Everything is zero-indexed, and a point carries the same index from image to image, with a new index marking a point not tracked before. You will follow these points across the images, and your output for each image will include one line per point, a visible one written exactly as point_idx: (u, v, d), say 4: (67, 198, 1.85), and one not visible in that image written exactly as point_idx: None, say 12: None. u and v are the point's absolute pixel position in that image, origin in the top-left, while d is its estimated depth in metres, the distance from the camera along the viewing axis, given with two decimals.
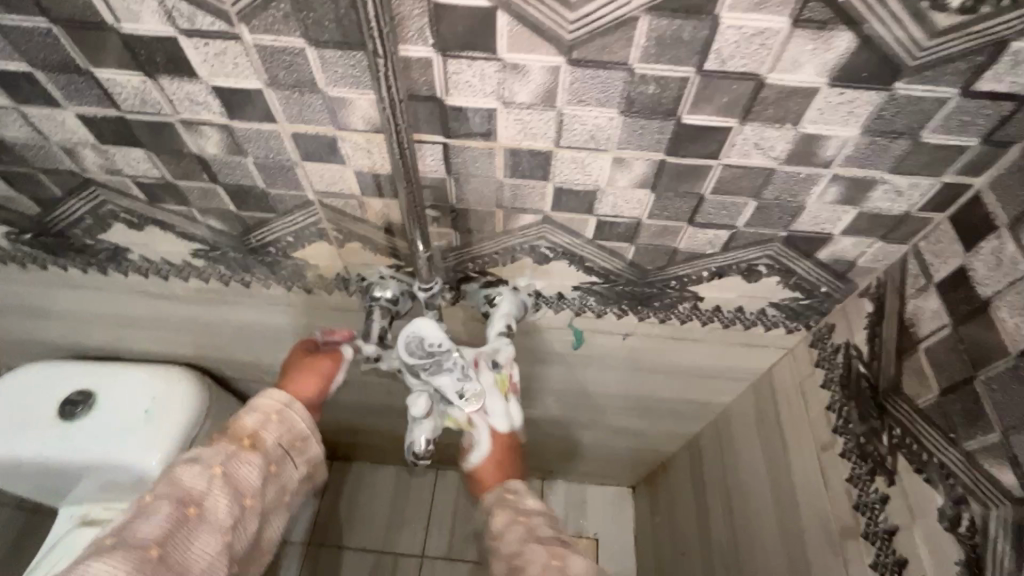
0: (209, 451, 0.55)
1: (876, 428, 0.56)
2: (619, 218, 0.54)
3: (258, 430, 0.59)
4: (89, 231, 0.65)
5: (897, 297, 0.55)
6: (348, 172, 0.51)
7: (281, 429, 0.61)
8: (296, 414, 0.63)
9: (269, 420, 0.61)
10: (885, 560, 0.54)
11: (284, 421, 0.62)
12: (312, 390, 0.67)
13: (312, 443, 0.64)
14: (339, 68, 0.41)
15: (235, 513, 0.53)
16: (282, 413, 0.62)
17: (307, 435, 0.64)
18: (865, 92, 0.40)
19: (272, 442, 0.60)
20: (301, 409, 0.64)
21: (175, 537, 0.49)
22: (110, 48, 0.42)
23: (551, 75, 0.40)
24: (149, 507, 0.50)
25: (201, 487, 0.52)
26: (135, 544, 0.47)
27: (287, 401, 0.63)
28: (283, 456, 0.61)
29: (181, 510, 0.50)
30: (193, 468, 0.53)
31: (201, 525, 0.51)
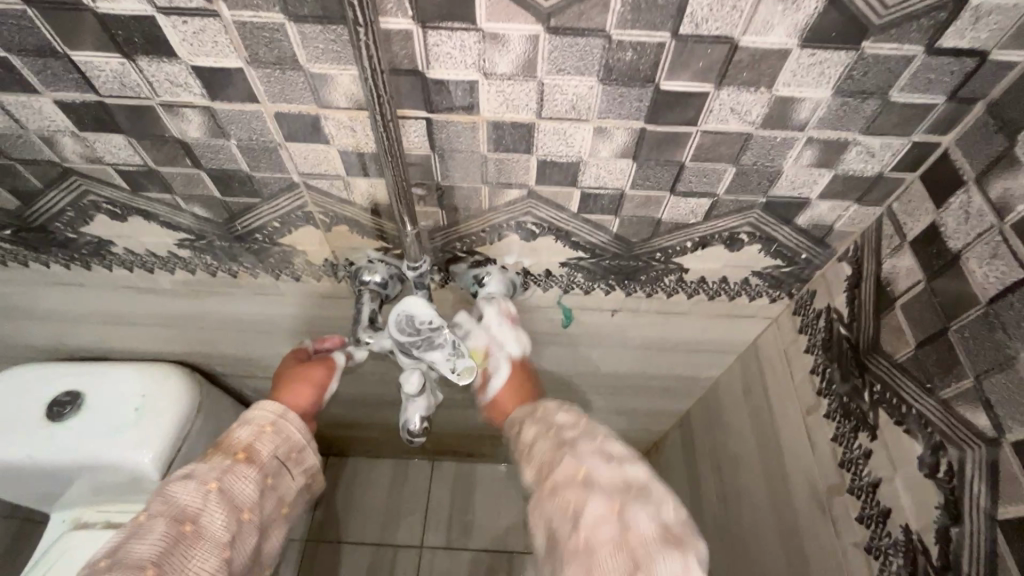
0: (203, 467, 0.57)
1: (857, 387, 0.58)
2: (603, 190, 0.55)
3: (252, 443, 0.61)
4: (71, 224, 0.64)
5: (874, 258, 0.56)
6: (333, 152, 0.52)
7: (277, 441, 0.63)
8: (291, 425, 0.65)
9: (263, 432, 0.63)
10: (870, 512, 0.55)
11: (278, 433, 0.64)
12: (307, 399, 0.69)
13: (308, 453, 0.66)
14: (320, 43, 0.42)
15: (233, 528, 0.55)
16: (276, 425, 0.64)
17: (302, 446, 0.66)
18: (835, 53, 0.41)
19: (267, 454, 0.62)
20: (296, 419, 0.66)
21: (170, 556, 0.51)
22: (87, 29, 0.41)
23: (530, 45, 0.41)
24: (143, 529, 0.52)
25: (197, 503, 0.54)
26: (130, 564, 0.49)
27: (279, 412, 0.65)
28: (279, 468, 0.62)
29: (178, 528, 0.52)
30: (189, 486, 0.55)
31: (196, 542, 0.52)
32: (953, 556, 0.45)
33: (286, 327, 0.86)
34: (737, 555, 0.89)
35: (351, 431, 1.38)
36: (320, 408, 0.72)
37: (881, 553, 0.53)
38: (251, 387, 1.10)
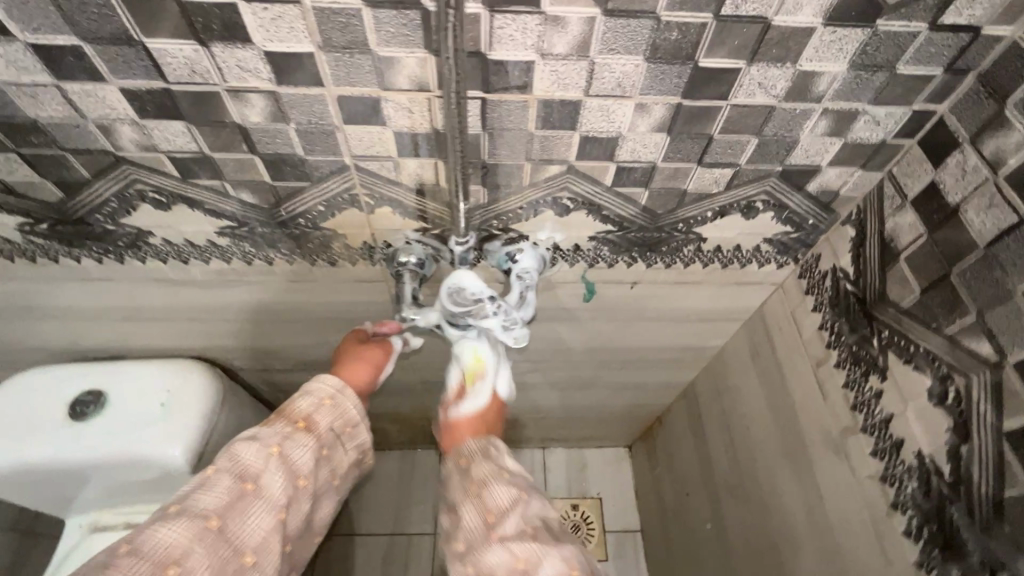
0: (267, 431, 0.65)
1: (866, 335, 0.65)
2: (637, 163, 0.59)
3: (313, 414, 0.69)
4: (112, 216, 0.65)
5: (877, 218, 0.63)
6: (388, 133, 0.54)
7: (333, 414, 0.71)
8: (347, 401, 0.73)
9: (323, 404, 0.70)
10: (883, 445, 0.62)
11: (336, 406, 0.71)
12: (363, 378, 0.78)
13: (360, 429, 0.74)
14: (391, 27, 0.45)
15: (289, 491, 0.63)
16: (334, 398, 0.72)
17: (356, 422, 0.73)
18: (852, 30, 0.46)
19: (325, 426, 0.69)
20: (351, 394, 0.74)
21: (232, 509, 0.58)
22: (168, 15, 0.43)
23: (587, 26, 0.45)
24: (210, 481, 0.59)
25: (259, 464, 0.62)
26: (199, 512, 0.56)
27: (338, 387, 0.73)
28: (334, 439, 0.70)
29: (239, 485, 0.59)
30: (252, 448, 0.62)
31: (256, 499, 0.60)
32: (965, 471, 0.52)
33: (314, 314, 0.87)
34: (747, 508, 0.95)
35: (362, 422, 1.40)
36: (374, 388, 0.80)
37: (896, 479, 0.60)
38: (269, 380, 1.11)
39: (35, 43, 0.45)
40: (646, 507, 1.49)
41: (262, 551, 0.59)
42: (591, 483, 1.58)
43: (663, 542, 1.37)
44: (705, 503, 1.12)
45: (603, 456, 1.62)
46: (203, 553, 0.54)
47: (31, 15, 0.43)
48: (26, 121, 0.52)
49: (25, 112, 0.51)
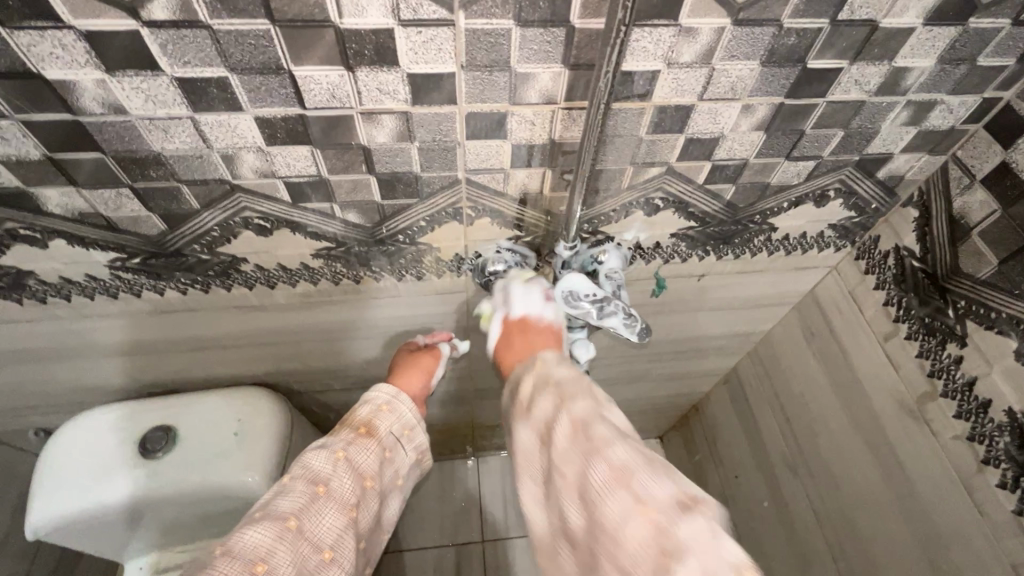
0: (333, 439, 0.65)
1: (939, 308, 0.70)
2: (730, 161, 0.63)
3: (372, 420, 0.70)
4: (209, 245, 0.64)
5: (942, 198, 0.68)
6: (506, 146, 0.56)
7: (392, 418, 0.71)
8: (403, 406, 0.73)
9: (381, 410, 0.71)
10: (969, 406, 0.68)
11: (394, 412, 0.72)
12: (417, 384, 0.78)
13: (418, 431, 0.74)
14: (535, 44, 0.47)
15: (356, 492, 0.62)
16: (390, 404, 0.72)
17: (413, 424, 0.74)
18: (946, 29, 0.51)
19: (384, 430, 0.70)
20: (407, 400, 0.74)
21: (309, 511, 0.57)
22: (323, 44, 0.44)
23: (715, 35, 0.48)
24: (286, 488, 0.58)
25: (327, 470, 0.61)
26: (278, 515, 0.55)
27: (393, 394, 0.73)
28: (395, 443, 0.71)
29: (312, 489, 0.59)
30: (320, 455, 0.62)
31: (329, 502, 0.59)
32: None
33: (386, 330, 0.87)
34: (811, 481, 0.99)
35: None
36: (427, 394, 0.80)
37: (986, 437, 0.66)
38: (325, 401, 1.10)
39: (181, 76, 0.45)
40: None
41: (338, 548, 0.58)
42: None
43: None
44: (759, 482, 1.16)
45: None
46: (286, 553, 0.53)
47: (184, 50, 0.43)
48: (150, 155, 0.52)
49: (152, 145, 0.51)
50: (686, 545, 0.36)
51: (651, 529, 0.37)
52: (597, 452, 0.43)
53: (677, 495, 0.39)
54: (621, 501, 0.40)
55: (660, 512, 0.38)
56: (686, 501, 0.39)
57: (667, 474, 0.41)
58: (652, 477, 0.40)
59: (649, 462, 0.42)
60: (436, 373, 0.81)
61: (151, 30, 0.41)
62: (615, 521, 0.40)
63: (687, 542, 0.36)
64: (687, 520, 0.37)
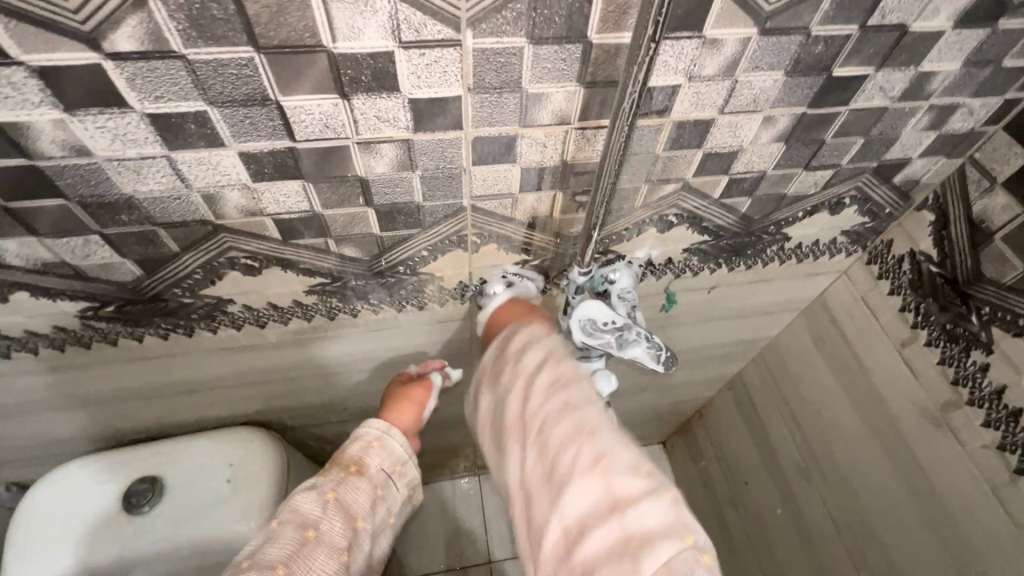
0: (322, 479, 0.60)
1: (961, 314, 0.68)
2: (748, 174, 0.60)
3: (363, 457, 0.64)
4: (192, 288, 0.59)
5: (960, 202, 0.66)
6: (515, 170, 0.52)
7: (383, 455, 0.65)
8: (395, 442, 0.67)
9: (371, 447, 0.65)
10: (998, 415, 0.66)
11: (385, 447, 0.66)
12: (407, 417, 0.72)
13: (411, 467, 0.68)
14: (549, 63, 0.42)
15: (348, 537, 0.57)
16: (381, 439, 0.66)
17: (405, 459, 0.68)
18: (975, 32, 0.48)
19: (376, 467, 0.64)
20: (398, 434, 0.68)
21: (298, 557, 0.52)
22: (313, 71, 0.39)
23: (740, 46, 0.45)
24: (274, 534, 0.54)
25: (317, 512, 0.56)
26: (264, 565, 0.50)
27: (384, 428, 0.67)
28: (387, 480, 0.65)
29: (301, 534, 0.54)
30: (310, 498, 0.57)
31: (320, 547, 0.54)
32: None
33: (385, 361, 0.83)
34: (828, 489, 0.96)
35: None
36: (419, 428, 0.73)
37: (1018, 446, 0.65)
38: (321, 434, 1.04)
39: (153, 111, 0.40)
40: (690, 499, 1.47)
41: None
42: None
43: (717, 531, 1.35)
44: (770, 489, 1.14)
45: None
46: None
47: (156, 83, 0.38)
48: (120, 198, 0.46)
49: (122, 188, 0.45)
50: (642, 513, 0.40)
51: (605, 484, 0.42)
52: (573, 409, 0.48)
53: (638, 469, 0.44)
54: (583, 453, 0.44)
55: (619, 477, 0.43)
56: (642, 472, 0.44)
57: (626, 447, 0.46)
58: (619, 446, 0.45)
59: (615, 434, 0.47)
60: (428, 405, 0.75)
61: (116, 64, 0.36)
62: (572, 470, 0.44)
63: (641, 506, 0.41)
64: (643, 494, 0.42)
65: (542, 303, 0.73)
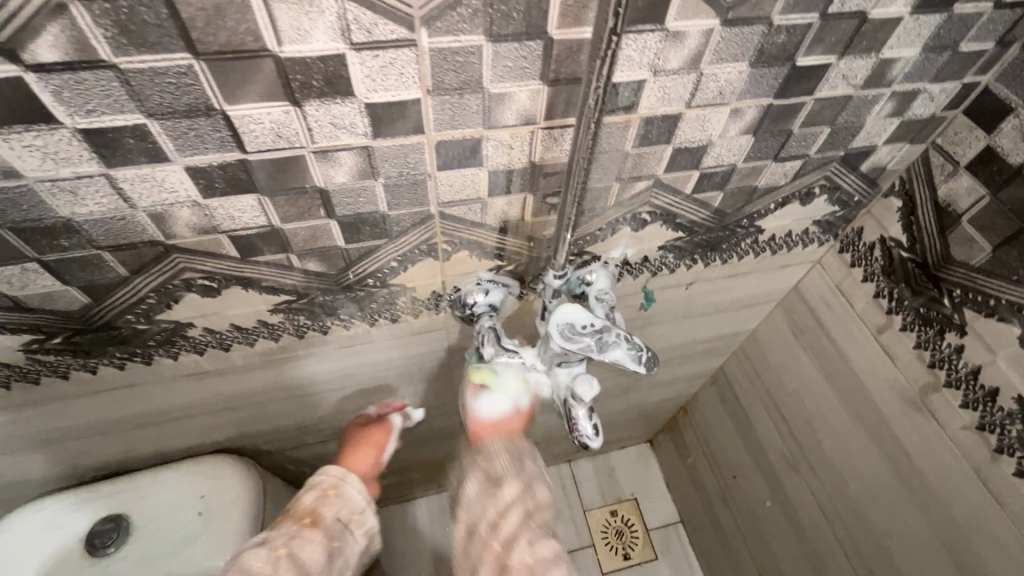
0: (274, 533, 0.57)
1: (934, 297, 0.69)
2: (718, 168, 0.59)
3: (317, 507, 0.60)
4: (146, 313, 0.55)
5: (926, 187, 0.66)
6: (483, 174, 0.50)
7: (339, 504, 0.61)
8: (353, 489, 0.63)
9: (327, 495, 0.61)
10: (976, 395, 0.67)
11: (342, 496, 0.62)
12: (366, 462, 0.68)
13: (369, 516, 0.63)
14: (510, 61, 0.41)
15: None
16: (338, 487, 0.62)
17: (364, 507, 0.63)
18: (932, 17, 0.49)
19: (332, 518, 0.60)
20: (356, 481, 0.64)
21: None
22: (260, 78, 0.37)
23: (703, 38, 0.44)
24: None
25: (267, 569, 0.53)
26: None
27: (341, 474, 0.63)
28: (344, 530, 0.60)
29: None
30: (260, 553, 0.54)
31: None
32: None
33: (360, 378, 0.79)
34: (816, 479, 0.96)
35: (388, 481, 1.28)
36: (379, 473, 0.70)
37: (997, 425, 0.66)
38: (299, 457, 1.00)
39: (85, 127, 0.37)
40: (680, 496, 1.46)
41: None
42: (624, 484, 1.52)
43: (711, 528, 1.34)
44: (759, 482, 1.13)
45: (629, 455, 1.56)
46: None
47: (86, 96, 0.35)
48: (56, 222, 0.43)
49: (58, 211, 0.42)
50: None
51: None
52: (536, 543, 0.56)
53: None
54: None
55: None
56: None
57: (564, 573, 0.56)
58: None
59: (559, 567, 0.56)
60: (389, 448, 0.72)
61: (39, 76, 0.33)
62: None
63: None
64: None
65: (520, 308, 0.72)
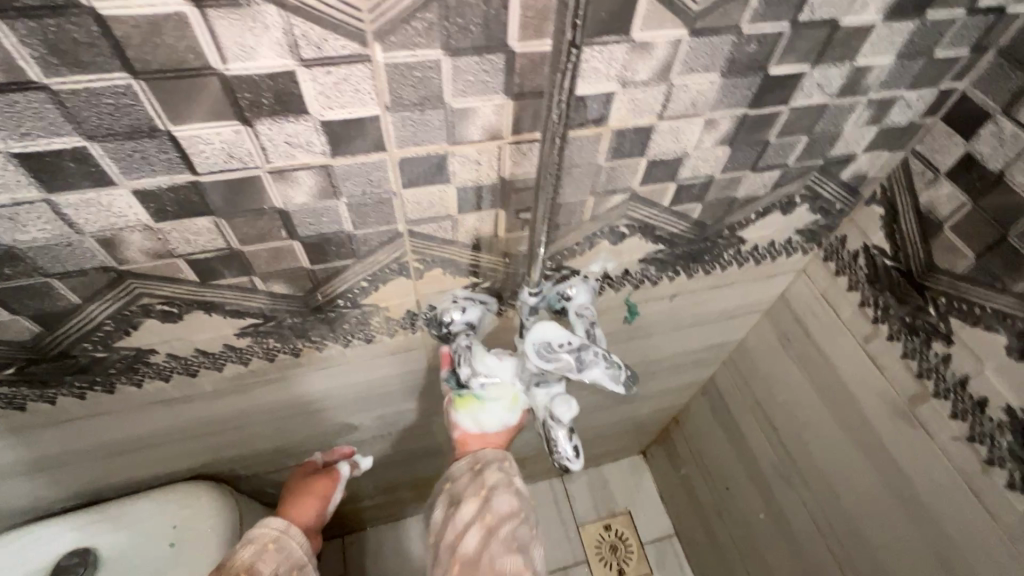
0: None
1: (919, 306, 0.68)
2: (695, 179, 0.58)
3: (256, 562, 0.58)
4: (103, 341, 0.53)
5: (907, 194, 0.65)
6: (451, 190, 0.49)
7: (279, 558, 0.60)
8: (293, 542, 0.63)
9: (266, 550, 0.59)
10: (965, 406, 0.66)
11: (281, 550, 0.61)
12: (310, 513, 0.69)
13: (310, 569, 0.62)
14: (471, 75, 0.39)
15: None
16: (278, 541, 0.61)
17: (304, 562, 0.62)
18: (905, 24, 0.48)
19: (270, 573, 0.58)
20: (298, 533, 0.63)
21: None
22: (205, 97, 0.35)
23: (672, 48, 0.43)
24: None
25: None
26: None
27: (281, 528, 0.63)
28: None
29: None
30: None
31: None
32: None
33: (338, 400, 0.77)
34: (809, 491, 0.94)
35: (375, 501, 1.24)
36: (321, 523, 0.70)
37: (988, 436, 0.64)
38: (279, 481, 0.97)
39: (21, 151, 0.35)
40: (674, 509, 1.43)
41: None
42: (618, 497, 1.49)
43: (706, 541, 1.32)
44: (752, 494, 1.11)
45: (623, 468, 1.53)
46: None
47: (19, 119, 0.33)
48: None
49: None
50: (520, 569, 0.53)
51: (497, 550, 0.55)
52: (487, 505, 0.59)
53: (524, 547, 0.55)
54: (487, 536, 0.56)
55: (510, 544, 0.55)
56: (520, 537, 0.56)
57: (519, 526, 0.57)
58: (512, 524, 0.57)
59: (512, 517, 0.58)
60: (332, 499, 0.73)
61: None
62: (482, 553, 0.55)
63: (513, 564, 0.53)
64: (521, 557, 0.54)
65: (499, 325, 0.70)
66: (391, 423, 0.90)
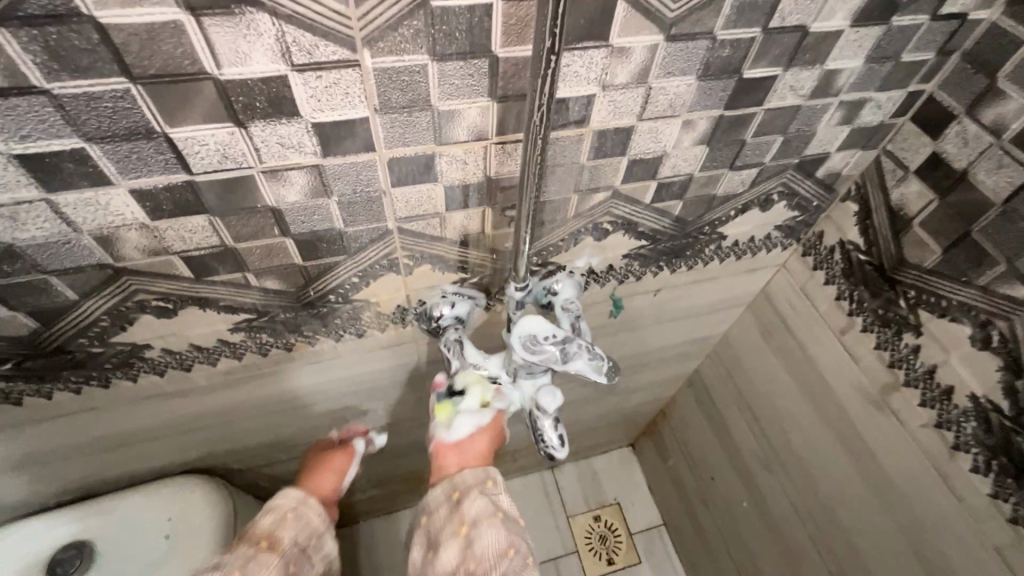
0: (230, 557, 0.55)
1: (891, 299, 0.71)
2: (675, 177, 0.60)
3: (276, 530, 0.60)
4: (100, 336, 0.54)
5: (880, 191, 0.68)
6: (439, 189, 0.50)
7: (297, 528, 0.62)
8: (311, 512, 0.64)
9: (285, 520, 0.61)
10: (933, 394, 0.69)
11: (300, 520, 0.62)
12: (326, 484, 0.70)
13: (327, 540, 0.64)
14: (456, 79, 0.41)
15: None
16: (296, 512, 0.63)
17: (321, 532, 0.64)
18: (871, 29, 0.50)
19: (289, 541, 0.60)
20: (315, 504, 0.65)
21: None
22: (200, 100, 0.37)
23: (649, 53, 0.45)
24: None
25: None
26: None
27: (299, 499, 0.64)
28: (302, 555, 0.60)
29: None
30: None
31: None
32: None
33: (330, 394, 0.79)
34: (790, 480, 0.97)
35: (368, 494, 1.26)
36: (338, 494, 0.72)
37: (954, 423, 0.67)
38: (273, 475, 0.98)
39: (21, 152, 0.36)
40: (662, 499, 1.46)
41: None
42: (608, 489, 1.52)
43: (692, 530, 1.35)
44: (736, 484, 1.14)
45: (612, 460, 1.56)
46: None
47: (19, 121, 0.35)
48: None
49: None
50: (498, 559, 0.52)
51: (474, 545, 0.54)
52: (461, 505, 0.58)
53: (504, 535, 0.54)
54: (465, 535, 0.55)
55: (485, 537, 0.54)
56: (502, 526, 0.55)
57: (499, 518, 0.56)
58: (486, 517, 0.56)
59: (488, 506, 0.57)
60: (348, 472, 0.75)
61: None
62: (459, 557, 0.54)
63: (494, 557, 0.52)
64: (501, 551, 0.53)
65: (487, 319, 0.72)
66: (382, 417, 0.91)
